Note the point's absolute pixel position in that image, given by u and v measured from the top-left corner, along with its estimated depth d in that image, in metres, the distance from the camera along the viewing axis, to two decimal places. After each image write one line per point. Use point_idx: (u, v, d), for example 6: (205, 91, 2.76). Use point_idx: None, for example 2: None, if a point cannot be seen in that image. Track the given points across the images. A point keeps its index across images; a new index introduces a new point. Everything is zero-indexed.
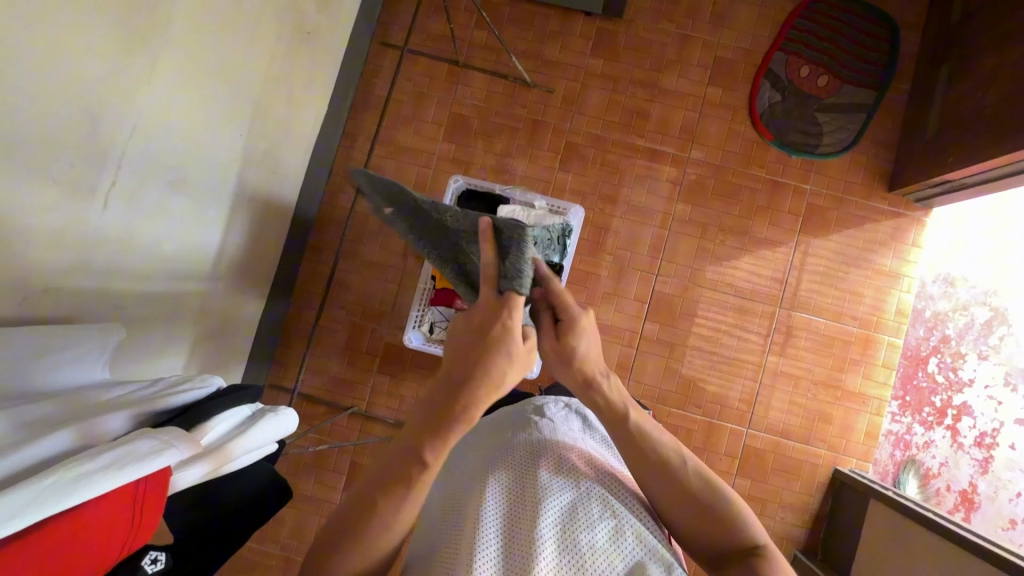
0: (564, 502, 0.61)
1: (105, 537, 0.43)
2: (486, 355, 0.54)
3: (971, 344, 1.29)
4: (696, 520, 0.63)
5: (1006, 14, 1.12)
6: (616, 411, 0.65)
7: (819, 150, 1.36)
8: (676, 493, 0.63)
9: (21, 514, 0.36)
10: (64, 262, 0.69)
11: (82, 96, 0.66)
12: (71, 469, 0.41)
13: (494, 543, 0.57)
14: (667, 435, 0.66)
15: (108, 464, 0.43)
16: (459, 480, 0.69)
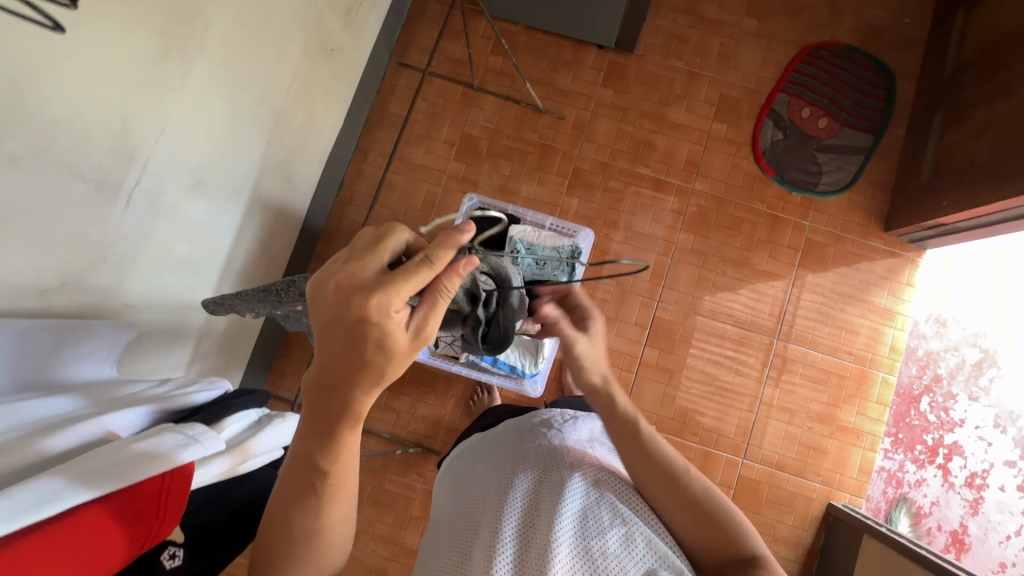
0: (574, 509, 0.61)
1: (129, 534, 0.43)
2: (361, 316, 0.42)
3: (961, 385, 1.32)
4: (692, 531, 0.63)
5: (998, 69, 1.18)
6: (626, 418, 0.69)
7: (819, 188, 1.40)
8: (680, 505, 0.63)
9: (58, 497, 0.38)
10: (84, 258, 0.70)
11: (118, 100, 0.68)
12: (96, 463, 0.42)
13: (507, 550, 0.58)
14: (672, 450, 0.68)
15: (137, 456, 0.45)
16: (470, 489, 0.70)
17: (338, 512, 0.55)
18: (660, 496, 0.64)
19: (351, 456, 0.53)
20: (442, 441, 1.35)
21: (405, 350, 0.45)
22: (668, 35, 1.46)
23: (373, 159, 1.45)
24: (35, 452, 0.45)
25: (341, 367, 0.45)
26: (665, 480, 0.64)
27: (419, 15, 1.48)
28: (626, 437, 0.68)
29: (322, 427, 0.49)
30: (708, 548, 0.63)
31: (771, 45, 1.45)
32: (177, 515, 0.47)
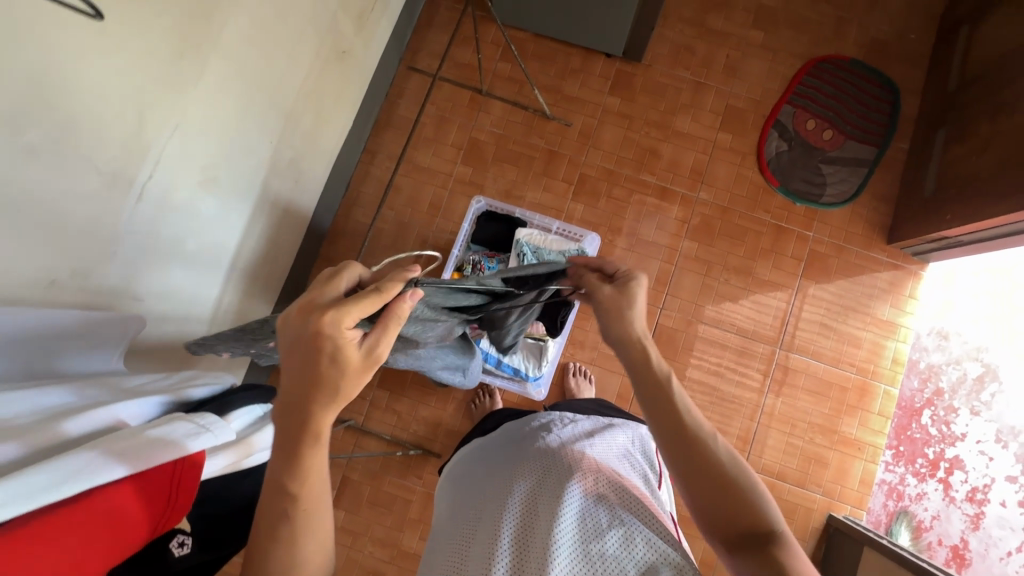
0: (571, 510, 0.59)
1: (140, 520, 0.43)
2: (316, 333, 0.46)
3: (963, 399, 1.32)
4: (711, 497, 0.58)
5: (1001, 85, 1.20)
6: (654, 370, 0.63)
7: (823, 200, 1.41)
8: (698, 469, 0.58)
9: (81, 477, 0.39)
10: (96, 250, 0.70)
11: (135, 95, 0.69)
12: (110, 446, 0.43)
13: (505, 553, 0.55)
14: (698, 412, 0.62)
15: (153, 440, 0.45)
16: (469, 494, 0.67)
17: (314, 548, 0.52)
18: (679, 458, 0.60)
19: (318, 485, 0.51)
20: (442, 444, 1.35)
21: (359, 368, 0.48)
22: (675, 45, 1.48)
23: (380, 161, 1.46)
24: (39, 440, 0.45)
25: (302, 381, 0.48)
26: (687, 442, 0.59)
27: (430, 21, 1.50)
28: (654, 393, 0.62)
29: (287, 447, 0.49)
30: (725, 520, 0.57)
31: (777, 57, 1.46)
32: (187, 502, 0.47)
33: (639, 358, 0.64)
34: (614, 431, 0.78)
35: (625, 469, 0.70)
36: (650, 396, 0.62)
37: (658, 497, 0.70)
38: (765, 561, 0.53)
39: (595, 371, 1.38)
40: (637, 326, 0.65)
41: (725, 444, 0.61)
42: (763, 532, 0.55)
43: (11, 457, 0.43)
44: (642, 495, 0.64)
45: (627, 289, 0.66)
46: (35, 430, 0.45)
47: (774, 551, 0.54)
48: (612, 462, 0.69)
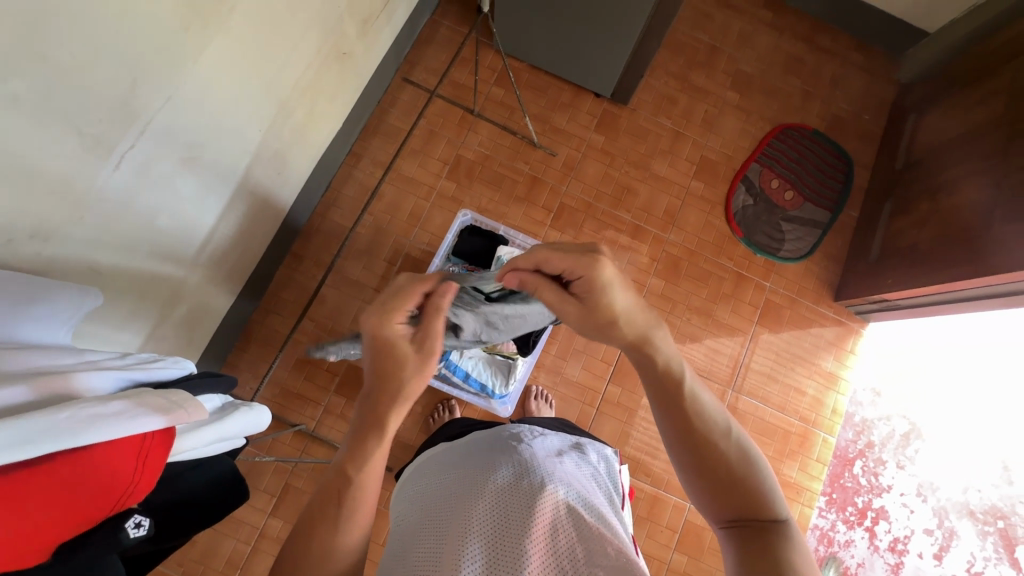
0: (543, 520, 0.58)
1: (94, 494, 0.41)
2: (375, 333, 0.61)
3: (892, 452, 1.43)
4: (722, 486, 0.59)
5: (938, 170, 1.35)
6: (674, 371, 0.63)
7: (781, 254, 1.51)
8: (705, 457, 0.60)
9: (34, 442, 0.37)
10: (59, 212, 0.66)
11: (132, 61, 0.67)
12: (85, 407, 0.41)
13: (478, 550, 0.55)
14: (716, 407, 0.63)
15: (121, 410, 0.43)
16: (437, 491, 0.66)
17: (353, 539, 0.57)
18: (690, 450, 0.61)
19: (373, 474, 0.58)
20: (392, 456, 1.31)
21: (412, 357, 0.60)
22: (660, 95, 1.57)
23: (364, 165, 1.46)
24: (38, 389, 0.47)
25: (375, 376, 0.61)
26: (698, 440, 0.60)
27: (429, 38, 1.54)
28: (665, 391, 0.62)
29: (359, 436, 0.59)
30: (724, 505, 0.59)
31: (749, 119, 1.58)
32: (151, 480, 0.46)
33: (655, 361, 0.63)
34: (583, 451, 0.79)
35: (593, 488, 0.70)
36: (659, 394, 0.63)
37: (619, 516, 0.71)
38: (761, 548, 0.54)
39: (556, 396, 1.40)
40: (639, 328, 0.63)
41: (739, 434, 0.62)
42: (767, 521, 0.57)
43: (19, 400, 0.45)
44: (609, 513, 0.65)
45: (591, 286, 0.62)
46: (40, 378, 0.48)
47: (772, 537, 0.55)
48: (577, 477, 0.70)
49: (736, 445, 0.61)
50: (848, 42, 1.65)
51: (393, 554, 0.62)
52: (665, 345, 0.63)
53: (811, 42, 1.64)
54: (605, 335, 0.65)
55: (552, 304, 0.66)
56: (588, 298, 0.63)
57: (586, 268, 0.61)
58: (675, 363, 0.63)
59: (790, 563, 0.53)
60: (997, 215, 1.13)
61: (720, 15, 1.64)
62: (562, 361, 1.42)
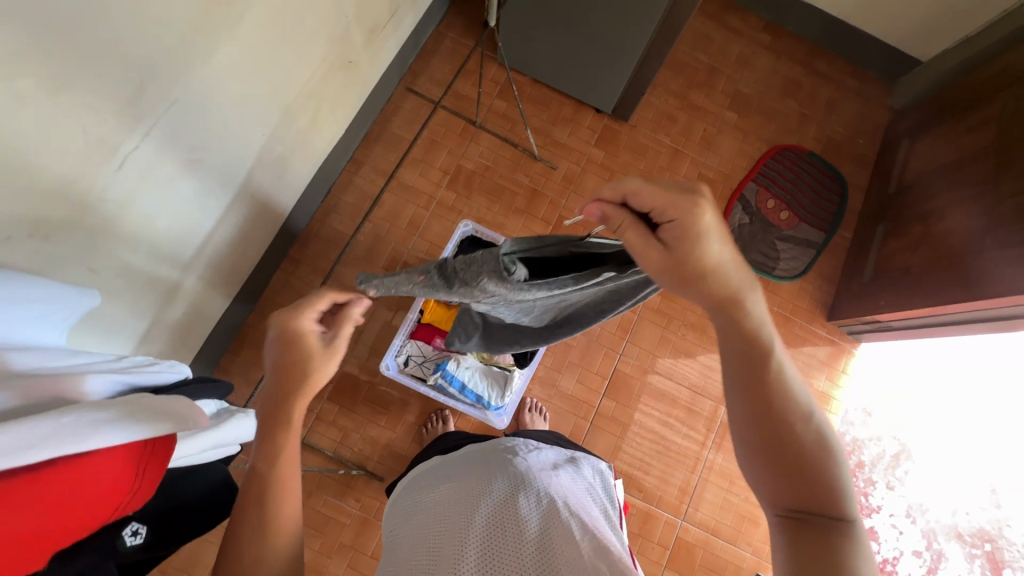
0: (537, 533, 0.58)
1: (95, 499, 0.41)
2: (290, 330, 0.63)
3: (881, 473, 1.45)
4: (787, 472, 0.55)
5: (930, 195, 1.37)
6: (762, 338, 0.57)
7: (776, 272, 1.53)
8: (776, 437, 0.55)
9: (38, 447, 0.36)
10: (59, 212, 0.66)
11: (140, 64, 0.67)
12: (88, 412, 0.41)
13: (475, 553, 0.55)
14: (802, 386, 0.58)
15: (125, 415, 0.43)
16: (435, 501, 0.66)
17: (280, 536, 0.57)
18: (759, 428, 0.56)
19: (288, 469, 0.59)
20: (385, 466, 1.30)
21: (319, 356, 0.63)
22: (660, 112, 1.59)
23: (364, 172, 1.46)
24: (31, 394, 0.46)
25: (281, 375, 0.62)
26: (775, 417, 0.56)
27: (434, 49, 1.55)
28: (746, 362, 0.56)
29: (264, 436, 0.60)
30: (784, 490, 0.55)
31: (747, 139, 1.61)
32: (151, 486, 0.46)
33: (743, 325, 0.56)
34: (577, 465, 0.79)
35: (589, 502, 0.70)
36: (741, 361, 0.57)
37: (617, 531, 0.71)
38: (817, 542, 0.51)
39: (551, 408, 1.40)
40: (734, 284, 0.56)
41: (819, 421, 0.57)
42: (831, 516, 0.53)
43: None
44: (603, 527, 0.65)
45: (686, 230, 0.53)
46: (31, 382, 0.47)
47: (829, 534, 0.52)
48: (573, 491, 0.70)
49: (815, 431, 0.56)
50: (844, 67, 1.69)
51: (397, 556, 0.62)
52: (758, 311, 0.57)
53: (808, 66, 1.68)
54: (690, 288, 0.55)
55: (635, 249, 0.55)
56: (678, 245, 0.53)
57: (683, 210, 0.52)
58: (766, 331, 0.57)
59: (851, 561, 0.50)
60: (988, 242, 1.16)
61: (720, 37, 1.67)
62: (557, 373, 1.42)
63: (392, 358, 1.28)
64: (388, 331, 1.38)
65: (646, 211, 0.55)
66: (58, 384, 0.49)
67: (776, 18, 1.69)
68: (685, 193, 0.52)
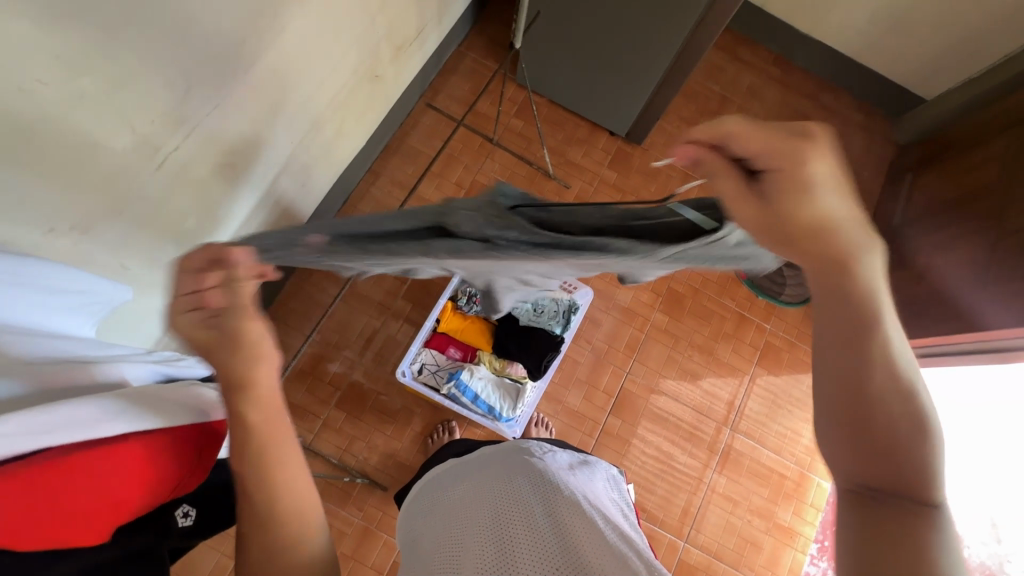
0: (552, 529, 0.58)
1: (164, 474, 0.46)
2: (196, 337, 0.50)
3: None
4: (869, 455, 0.47)
5: (934, 229, 1.41)
6: (871, 299, 0.46)
7: (782, 298, 1.51)
8: (875, 414, 0.47)
9: (112, 421, 0.43)
10: (101, 206, 0.68)
11: (190, 69, 0.70)
12: (149, 399, 0.48)
13: (497, 549, 0.56)
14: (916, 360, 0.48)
15: (177, 402, 0.49)
16: (458, 498, 0.67)
17: (292, 526, 0.54)
18: (857, 401, 0.48)
19: (280, 469, 0.53)
20: (389, 476, 1.30)
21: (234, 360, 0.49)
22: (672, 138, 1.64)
23: (381, 183, 1.49)
24: (43, 382, 0.47)
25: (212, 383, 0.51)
26: (876, 395, 0.47)
27: (454, 68, 1.60)
28: (852, 333, 0.47)
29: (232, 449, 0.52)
30: (870, 469, 0.47)
31: None
32: (205, 468, 0.51)
33: (859, 283, 0.46)
34: (591, 467, 0.79)
35: (606, 501, 0.71)
36: (835, 315, 0.48)
37: (635, 529, 0.72)
38: (893, 531, 0.44)
39: (557, 424, 1.40)
40: (856, 234, 0.45)
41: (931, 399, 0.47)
42: (925, 507, 0.45)
43: (12, 394, 0.45)
44: (623, 525, 0.65)
45: (796, 173, 0.42)
46: (44, 370, 0.48)
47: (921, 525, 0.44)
48: (591, 491, 0.70)
49: (926, 417, 0.47)
50: (850, 103, 1.75)
51: (424, 550, 0.63)
52: (872, 266, 0.46)
53: (815, 100, 1.73)
54: (792, 249, 0.46)
55: (724, 197, 0.46)
56: (778, 194, 0.43)
57: (794, 154, 0.42)
58: (878, 295, 0.47)
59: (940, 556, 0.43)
60: (991, 275, 1.19)
61: (732, 68, 1.72)
62: (564, 389, 1.43)
63: (407, 366, 1.29)
64: (398, 339, 1.39)
65: (744, 154, 0.45)
66: (79, 372, 0.50)
67: (786, 52, 1.75)
68: (799, 130, 0.42)
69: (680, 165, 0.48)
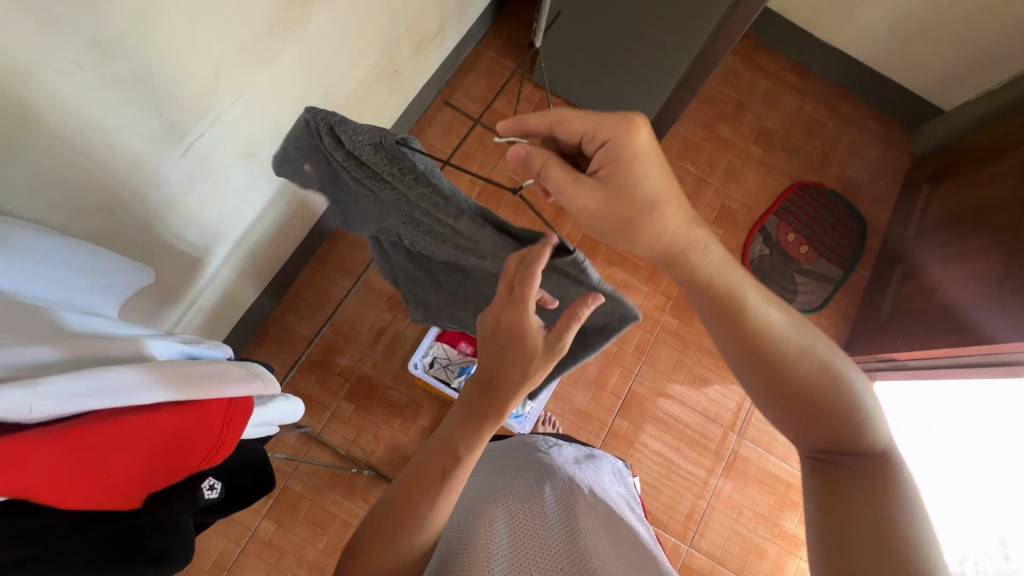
0: (561, 527, 0.59)
1: (191, 447, 0.47)
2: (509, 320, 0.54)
3: None
4: (803, 422, 0.62)
5: (951, 240, 1.40)
6: (727, 285, 0.61)
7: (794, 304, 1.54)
8: (792, 391, 0.61)
9: (149, 390, 0.43)
10: (127, 189, 0.69)
11: (218, 58, 0.71)
12: (185, 367, 0.48)
13: (501, 545, 0.56)
14: (797, 328, 0.62)
15: (212, 374, 0.50)
16: (468, 494, 0.67)
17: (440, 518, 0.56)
18: (771, 385, 0.62)
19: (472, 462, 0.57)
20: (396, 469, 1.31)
21: (543, 355, 0.53)
22: (686, 142, 1.64)
23: None
24: (69, 353, 0.47)
25: (495, 364, 0.55)
26: (783, 368, 0.60)
27: (472, 66, 1.61)
28: (725, 313, 0.61)
29: (471, 416, 0.56)
30: (812, 438, 0.62)
31: (770, 173, 1.64)
32: (231, 444, 0.51)
33: (708, 273, 0.61)
34: (598, 461, 0.80)
35: (613, 496, 0.71)
36: (725, 322, 0.61)
37: (643, 523, 0.72)
38: (840, 480, 0.60)
39: (564, 423, 1.40)
40: (674, 220, 0.58)
41: (825, 354, 0.61)
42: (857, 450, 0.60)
43: (40, 361, 0.44)
44: (631, 521, 0.66)
45: (624, 155, 0.55)
46: (67, 341, 0.47)
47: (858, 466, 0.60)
48: (598, 484, 0.71)
49: (828, 374, 0.60)
50: (868, 112, 1.74)
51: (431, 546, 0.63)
52: (709, 253, 0.61)
53: (832, 108, 1.73)
54: (632, 233, 0.58)
55: (566, 182, 0.56)
56: (614, 176, 0.55)
57: (614, 131, 0.55)
58: (728, 277, 0.61)
59: (875, 492, 0.58)
60: (1006, 288, 1.18)
61: (749, 74, 1.72)
62: (572, 388, 1.43)
63: (419, 358, 1.31)
64: (408, 333, 1.39)
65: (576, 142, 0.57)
66: (103, 346, 0.50)
67: (804, 60, 1.74)
68: (619, 117, 0.55)
69: (518, 162, 0.57)
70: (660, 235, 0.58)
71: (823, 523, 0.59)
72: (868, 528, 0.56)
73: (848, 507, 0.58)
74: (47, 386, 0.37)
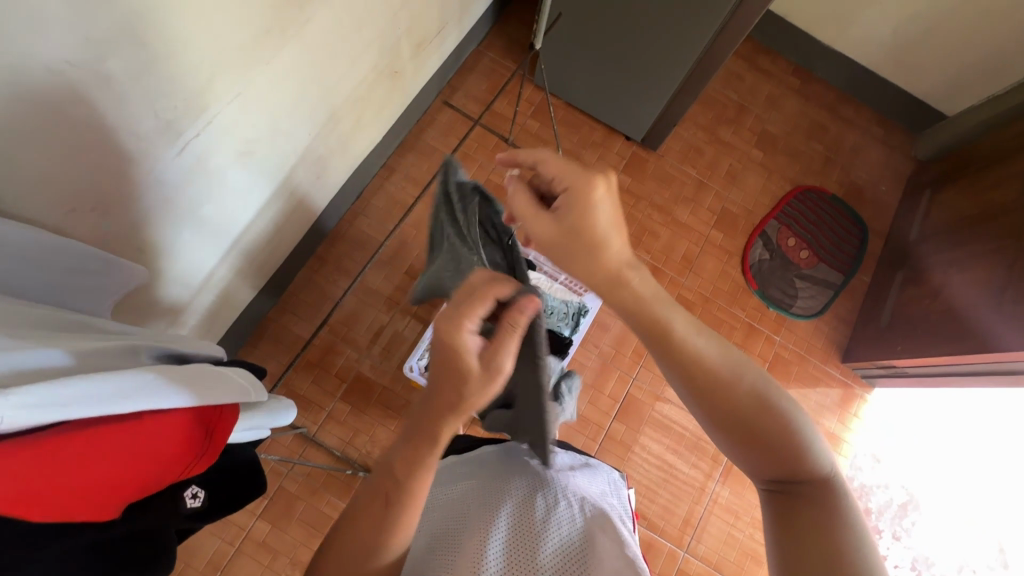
0: (545, 531, 0.59)
1: (172, 454, 0.47)
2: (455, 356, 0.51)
3: (889, 522, 1.39)
4: (750, 450, 0.61)
5: (953, 246, 1.39)
6: (658, 313, 0.62)
7: (793, 309, 1.53)
8: (739, 419, 0.61)
9: (130, 399, 0.43)
10: (121, 189, 0.69)
11: (215, 57, 0.70)
12: (164, 373, 0.48)
13: (496, 550, 0.57)
14: (738, 356, 0.62)
15: (188, 380, 0.50)
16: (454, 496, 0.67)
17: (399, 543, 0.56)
18: (716, 411, 0.62)
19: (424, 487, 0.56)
20: None
21: (476, 377, 0.51)
22: (687, 145, 1.63)
23: (396, 178, 1.49)
24: (79, 354, 0.47)
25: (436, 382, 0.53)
26: (723, 395, 0.61)
27: (473, 66, 1.60)
28: (659, 341, 0.62)
29: (414, 434, 0.56)
30: (767, 467, 0.61)
31: (772, 177, 1.64)
32: (216, 450, 0.52)
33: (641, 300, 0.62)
34: (593, 469, 0.80)
35: (603, 502, 0.71)
36: (660, 350, 0.62)
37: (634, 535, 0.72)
38: (793, 508, 0.59)
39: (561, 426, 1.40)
40: (615, 256, 0.62)
41: (764, 380, 0.62)
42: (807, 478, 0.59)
43: (56, 363, 0.45)
44: (622, 528, 0.66)
45: (581, 195, 0.62)
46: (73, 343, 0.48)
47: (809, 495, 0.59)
48: (589, 488, 0.71)
49: (767, 401, 0.61)
50: (871, 116, 1.73)
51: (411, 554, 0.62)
52: (640, 286, 0.63)
53: (834, 112, 1.72)
54: (570, 263, 0.64)
55: (528, 210, 0.65)
56: (568, 210, 0.62)
57: (578, 177, 0.62)
58: (659, 308, 0.62)
59: (824, 523, 0.56)
60: (1008, 295, 1.17)
61: (751, 77, 1.71)
62: None
63: (413, 361, 1.28)
64: (405, 334, 1.39)
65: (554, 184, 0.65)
66: (101, 346, 0.51)
67: (807, 64, 1.73)
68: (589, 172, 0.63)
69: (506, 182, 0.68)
70: (596, 270, 0.62)
71: (780, 547, 0.58)
72: (826, 558, 0.54)
73: (802, 536, 0.57)
74: (18, 396, 0.36)
